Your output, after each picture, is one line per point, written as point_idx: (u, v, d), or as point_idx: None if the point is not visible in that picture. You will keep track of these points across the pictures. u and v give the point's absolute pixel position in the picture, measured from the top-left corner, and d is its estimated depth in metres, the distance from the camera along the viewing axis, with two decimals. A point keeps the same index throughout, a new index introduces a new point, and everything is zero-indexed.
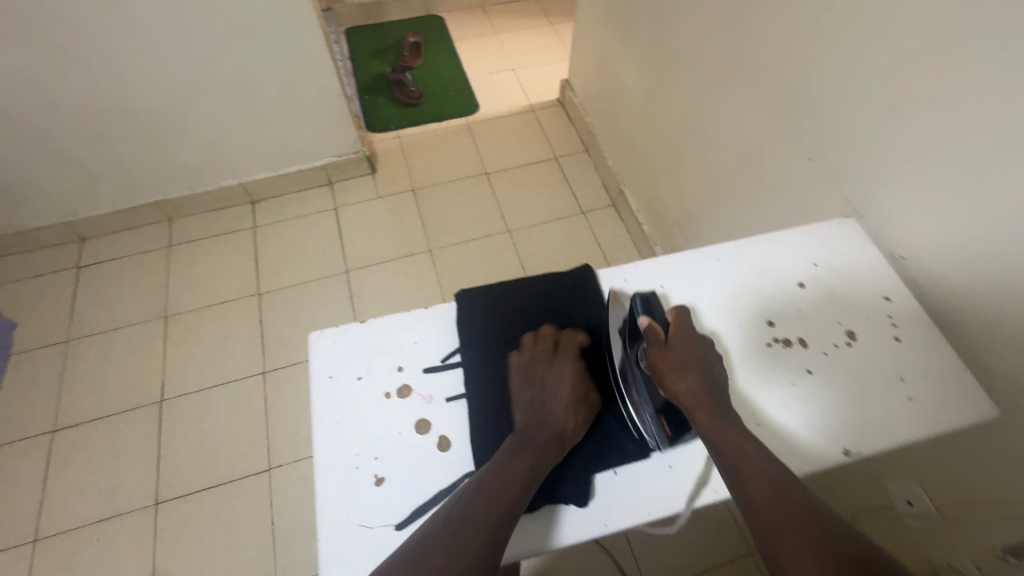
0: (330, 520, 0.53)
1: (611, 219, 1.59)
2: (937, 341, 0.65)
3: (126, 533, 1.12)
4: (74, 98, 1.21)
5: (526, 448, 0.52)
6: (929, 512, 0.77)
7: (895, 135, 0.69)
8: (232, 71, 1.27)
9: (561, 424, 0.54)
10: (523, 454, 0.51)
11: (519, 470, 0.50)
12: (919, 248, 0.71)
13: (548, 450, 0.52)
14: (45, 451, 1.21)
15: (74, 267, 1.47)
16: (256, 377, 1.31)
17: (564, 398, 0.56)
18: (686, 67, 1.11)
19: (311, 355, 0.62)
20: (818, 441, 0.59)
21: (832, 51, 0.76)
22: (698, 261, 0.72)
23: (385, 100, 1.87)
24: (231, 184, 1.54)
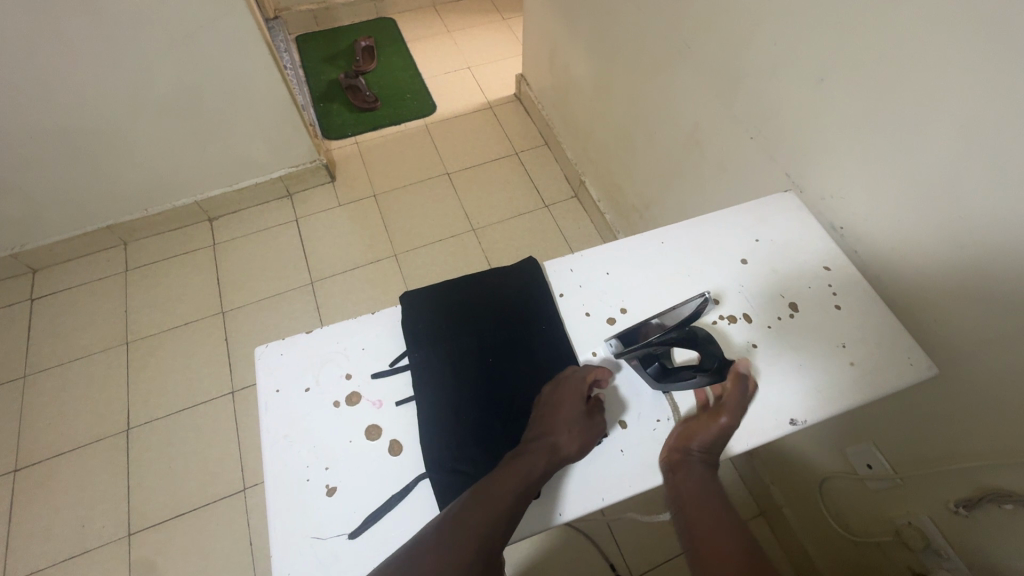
0: (282, 536, 0.52)
1: (574, 210, 1.59)
2: (876, 305, 0.67)
3: (99, 567, 1.10)
4: (8, 125, 1.17)
5: (516, 464, 0.52)
6: (886, 473, 0.79)
7: (827, 106, 0.71)
8: (175, 86, 1.24)
9: (560, 440, 0.54)
10: (511, 474, 0.51)
11: (506, 487, 0.50)
12: (856, 217, 0.72)
13: (536, 471, 0.52)
14: (8, 491, 1.17)
15: (27, 299, 1.43)
16: (225, 397, 1.29)
17: (565, 416, 0.55)
18: (629, 53, 1.12)
19: (257, 370, 0.62)
20: (765, 414, 0.60)
21: (762, 27, 0.77)
22: (644, 246, 0.72)
23: (340, 105, 1.85)
24: (186, 202, 1.51)
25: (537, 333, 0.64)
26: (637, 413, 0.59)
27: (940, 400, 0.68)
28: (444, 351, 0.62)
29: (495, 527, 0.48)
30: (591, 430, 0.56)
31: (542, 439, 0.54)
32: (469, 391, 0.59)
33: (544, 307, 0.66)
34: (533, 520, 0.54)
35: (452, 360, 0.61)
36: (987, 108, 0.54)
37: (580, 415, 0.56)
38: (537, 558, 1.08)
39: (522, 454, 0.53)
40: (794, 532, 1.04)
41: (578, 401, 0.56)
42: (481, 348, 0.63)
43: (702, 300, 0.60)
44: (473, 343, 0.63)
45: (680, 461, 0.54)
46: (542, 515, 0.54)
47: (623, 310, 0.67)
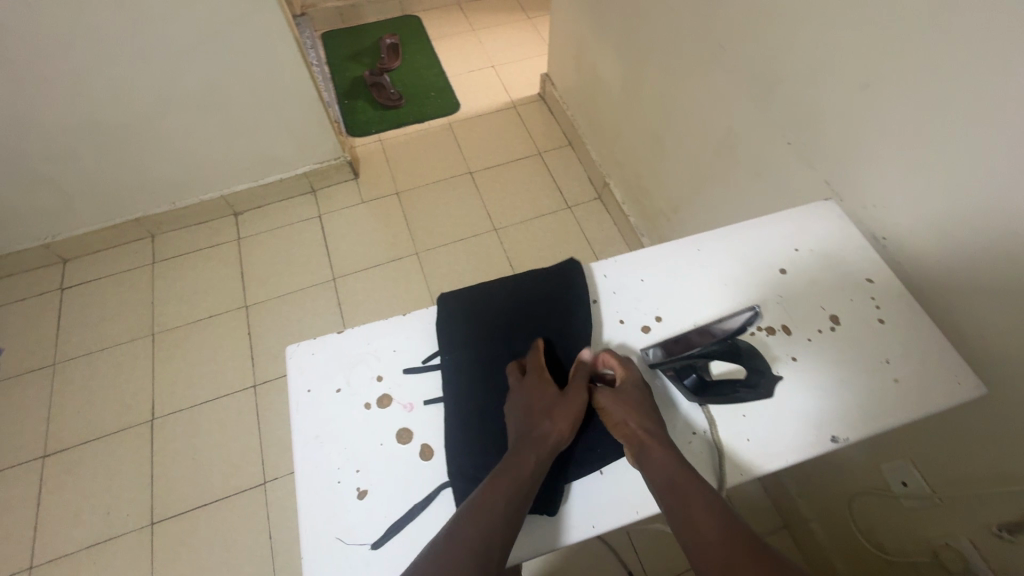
0: (311, 538, 0.52)
1: (598, 212, 1.58)
2: (921, 319, 0.65)
3: (123, 554, 1.11)
4: (43, 117, 1.19)
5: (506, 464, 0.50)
6: (923, 492, 0.76)
7: (871, 112, 0.69)
8: (204, 81, 1.25)
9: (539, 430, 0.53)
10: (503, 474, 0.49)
11: (498, 490, 0.48)
12: (900, 228, 0.70)
13: (528, 465, 0.50)
14: (37, 476, 1.20)
15: (57, 289, 1.46)
16: (248, 391, 1.30)
17: (540, 405, 0.54)
18: (661, 54, 1.10)
19: (288, 369, 0.62)
20: (805, 429, 0.58)
21: (804, 30, 0.75)
22: (679, 252, 0.71)
23: (364, 102, 1.85)
24: (212, 196, 1.53)
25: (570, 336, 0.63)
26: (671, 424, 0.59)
27: (986, 420, 0.65)
28: (476, 354, 0.61)
29: (496, 534, 0.46)
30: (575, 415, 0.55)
31: (521, 433, 0.53)
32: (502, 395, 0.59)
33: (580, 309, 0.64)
34: (532, 538, 0.52)
35: (484, 363, 0.61)
36: None
37: (552, 400, 0.55)
38: (557, 564, 1.08)
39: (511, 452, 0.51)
40: (821, 546, 1.02)
41: (543, 387, 0.56)
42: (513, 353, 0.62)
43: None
44: (503, 346, 0.63)
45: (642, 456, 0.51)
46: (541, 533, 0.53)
47: (658, 318, 0.65)
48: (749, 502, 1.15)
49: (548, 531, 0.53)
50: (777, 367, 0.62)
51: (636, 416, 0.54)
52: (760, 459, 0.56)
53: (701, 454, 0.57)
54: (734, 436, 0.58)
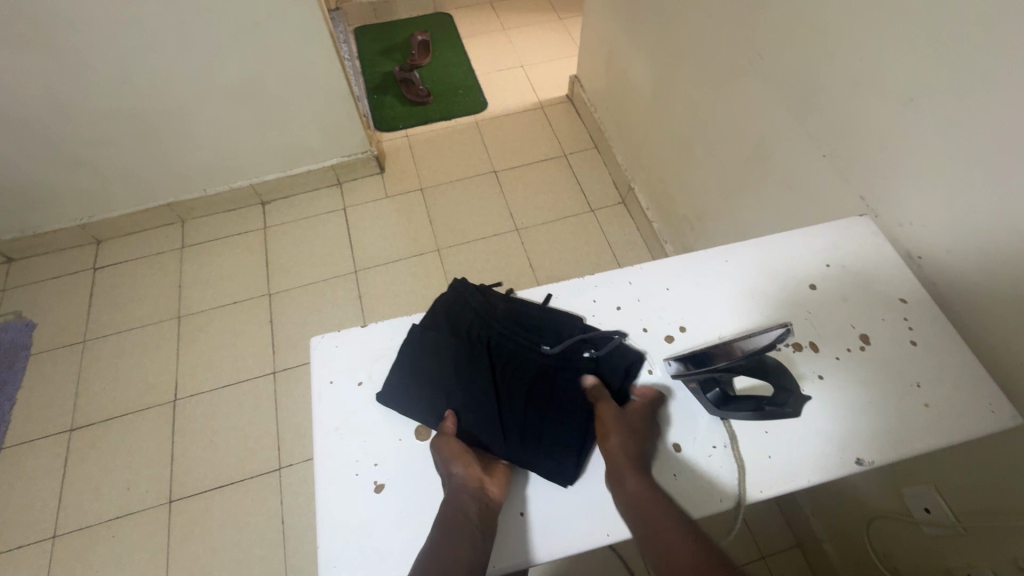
0: (328, 528, 0.53)
1: (621, 216, 1.57)
2: (954, 343, 0.63)
3: (141, 530, 1.14)
4: (85, 101, 1.23)
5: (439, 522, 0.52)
6: (947, 520, 0.74)
7: (911, 129, 0.67)
8: (240, 72, 1.28)
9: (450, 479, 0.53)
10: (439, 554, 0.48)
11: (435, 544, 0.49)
12: (936, 247, 0.68)
13: (460, 538, 0.49)
14: (63, 449, 1.24)
15: (90, 269, 1.50)
16: (267, 377, 1.32)
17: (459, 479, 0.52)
18: (695, 60, 1.08)
19: (312, 359, 0.63)
20: (829, 449, 0.57)
21: (845, 41, 0.73)
22: (706, 262, 0.70)
23: (393, 98, 1.87)
24: (241, 185, 1.55)
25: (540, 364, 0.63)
26: (692, 437, 0.58)
27: (1013, 451, 0.63)
28: (440, 372, 0.61)
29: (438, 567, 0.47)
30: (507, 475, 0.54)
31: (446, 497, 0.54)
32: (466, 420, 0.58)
33: (556, 330, 0.65)
34: (538, 540, 0.52)
35: (442, 385, 0.60)
36: None
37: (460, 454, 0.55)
38: (564, 567, 1.08)
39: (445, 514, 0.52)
40: (834, 568, 1.00)
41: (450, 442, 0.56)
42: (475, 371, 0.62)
43: (781, 332, 0.51)
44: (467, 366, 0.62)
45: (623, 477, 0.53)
46: (548, 536, 0.52)
47: (683, 329, 0.65)
48: (762, 519, 1.13)
49: (558, 536, 0.52)
50: (801, 383, 0.61)
51: (627, 434, 0.55)
52: (783, 477, 0.55)
53: (721, 468, 0.56)
54: (755, 452, 0.57)
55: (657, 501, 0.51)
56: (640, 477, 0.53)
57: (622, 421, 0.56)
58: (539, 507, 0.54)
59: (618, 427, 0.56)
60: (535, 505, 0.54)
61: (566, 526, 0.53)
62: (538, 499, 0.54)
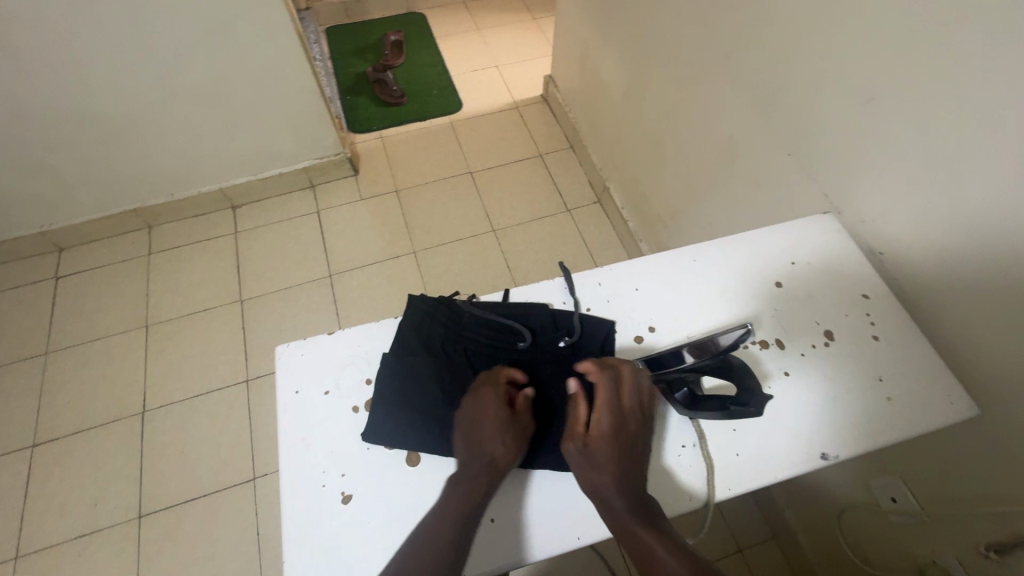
0: (294, 541, 0.52)
1: (597, 216, 1.57)
2: (915, 336, 0.64)
3: (110, 546, 1.11)
4: (42, 105, 1.18)
5: (458, 488, 0.51)
6: (913, 509, 0.76)
7: (871, 128, 0.69)
8: (206, 74, 1.25)
9: (492, 460, 0.52)
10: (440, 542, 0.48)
11: (451, 514, 0.49)
12: (897, 243, 0.69)
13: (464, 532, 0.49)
14: (25, 465, 1.19)
15: (52, 278, 1.45)
16: (240, 386, 1.30)
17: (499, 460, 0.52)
18: (665, 59, 1.09)
19: (277, 369, 0.61)
20: (795, 446, 0.57)
21: (807, 41, 0.75)
22: (674, 262, 0.71)
23: (367, 99, 1.84)
24: (210, 189, 1.52)
25: (518, 371, 0.62)
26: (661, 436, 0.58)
27: (972, 440, 0.65)
28: (409, 383, 0.59)
29: (461, 548, 0.48)
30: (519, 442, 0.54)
31: (468, 461, 0.53)
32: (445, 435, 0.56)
33: (533, 338, 0.64)
34: (509, 545, 0.52)
35: (411, 396, 0.58)
36: None
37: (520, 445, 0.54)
38: (545, 569, 1.07)
39: (459, 482, 0.52)
40: (808, 559, 1.01)
41: (526, 433, 0.55)
42: (457, 387, 0.60)
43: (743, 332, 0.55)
44: (448, 382, 0.60)
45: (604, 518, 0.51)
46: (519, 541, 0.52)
47: (651, 329, 0.65)
48: (738, 512, 1.15)
49: (529, 539, 0.52)
50: (766, 380, 0.61)
51: (598, 472, 0.52)
52: (751, 475, 0.56)
53: (690, 466, 0.56)
54: (722, 451, 0.57)
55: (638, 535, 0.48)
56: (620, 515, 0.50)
57: (592, 455, 0.53)
58: (510, 513, 0.53)
59: (588, 464, 0.52)
60: (506, 511, 0.53)
61: (541, 529, 0.52)
62: (509, 503, 0.54)
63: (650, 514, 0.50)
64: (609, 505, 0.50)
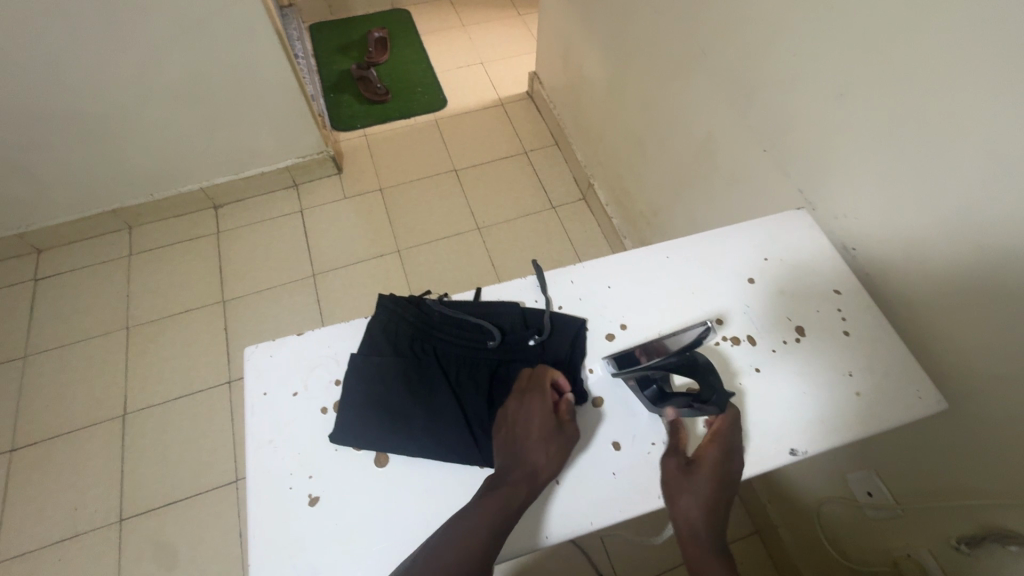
0: (260, 543, 0.51)
1: (582, 213, 1.57)
2: (885, 331, 0.64)
3: (91, 550, 1.10)
4: (15, 104, 1.16)
5: (497, 491, 0.50)
6: (887, 502, 0.76)
7: (843, 124, 0.69)
8: (184, 72, 1.23)
9: (533, 469, 0.52)
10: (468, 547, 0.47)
11: (490, 516, 0.49)
12: (869, 239, 0.70)
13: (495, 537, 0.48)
14: (4, 470, 1.18)
15: (30, 280, 1.43)
16: (222, 387, 1.29)
17: (542, 472, 0.52)
18: (644, 55, 1.09)
19: (245, 371, 0.61)
20: (765, 442, 0.58)
21: (781, 37, 0.74)
22: (648, 259, 0.71)
23: (351, 97, 1.83)
24: (191, 188, 1.50)
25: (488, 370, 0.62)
26: (631, 435, 0.58)
27: (943, 434, 0.66)
28: (377, 384, 0.59)
29: (494, 550, 0.48)
30: (561, 451, 0.54)
31: (511, 466, 0.52)
32: (412, 436, 0.56)
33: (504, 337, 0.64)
34: None
35: (379, 397, 0.58)
36: (1009, 135, 0.52)
37: (562, 457, 0.54)
38: (529, 566, 1.07)
39: (499, 485, 0.51)
40: (789, 552, 1.02)
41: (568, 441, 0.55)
42: (426, 387, 0.60)
43: (704, 328, 0.58)
44: (416, 382, 0.60)
45: (684, 545, 0.51)
46: None
47: (623, 326, 0.65)
48: None
49: None
50: (736, 376, 0.61)
51: (694, 496, 0.52)
52: None
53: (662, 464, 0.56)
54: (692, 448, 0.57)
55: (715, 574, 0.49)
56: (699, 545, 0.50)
57: (694, 479, 0.53)
58: None
59: (685, 484, 0.53)
60: None
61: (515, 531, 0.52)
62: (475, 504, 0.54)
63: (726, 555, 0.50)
64: (693, 531, 0.51)
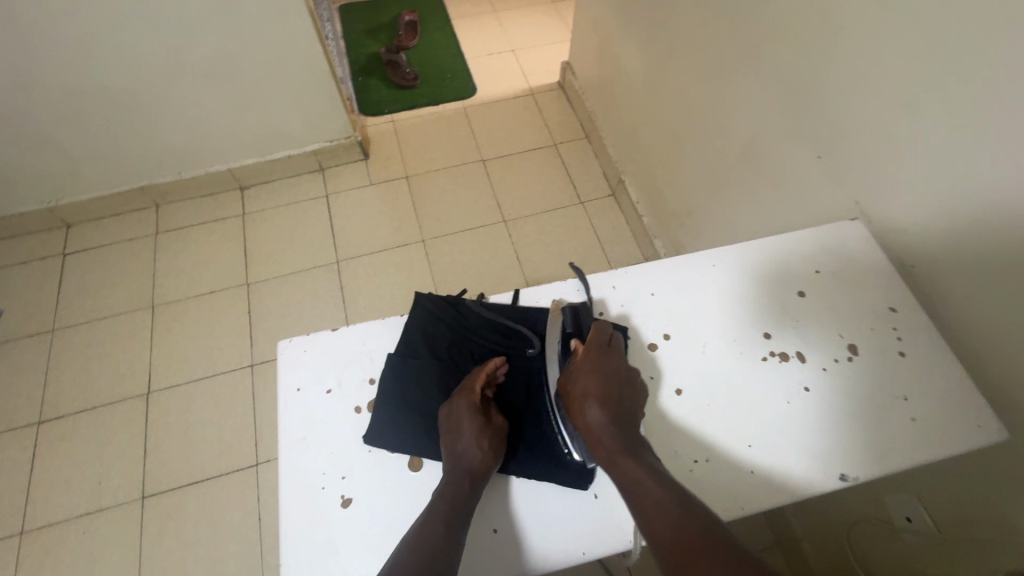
0: (292, 543, 0.50)
1: (610, 209, 1.54)
2: (944, 354, 0.61)
3: (114, 525, 1.12)
4: (48, 78, 1.16)
5: (441, 494, 0.50)
6: (928, 530, 0.73)
7: (909, 133, 0.65)
8: (215, 52, 1.22)
9: (470, 461, 0.51)
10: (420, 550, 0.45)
11: (436, 519, 0.47)
12: (929, 256, 0.66)
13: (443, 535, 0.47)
14: (32, 441, 1.20)
15: (59, 254, 1.44)
16: (244, 370, 1.29)
17: (475, 468, 0.51)
18: (688, 50, 1.05)
19: (279, 365, 0.60)
20: (812, 464, 0.55)
21: (842, 37, 0.70)
22: (693, 266, 0.68)
23: (379, 81, 1.81)
24: (219, 169, 1.50)
25: (525, 376, 0.61)
26: (674, 450, 0.56)
27: (1001, 465, 0.62)
28: (415, 387, 0.58)
29: (448, 551, 0.46)
30: (496, 445, 0.53)
31: (448, 464, 0.52)
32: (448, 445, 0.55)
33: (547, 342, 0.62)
34: (510, 560, 0.50)
35: (419, 400, 0.57)
36: None
37: (498, 448, 0.53)
38: None
39: (440, 489, 0.50)
40: (812, 568, 0.99)
41: (501, 435, 0.54)
42: None
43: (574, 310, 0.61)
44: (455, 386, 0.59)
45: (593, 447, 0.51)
46: (522, 552, 0.51)
47: (666, 336, 0.63)
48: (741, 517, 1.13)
49: (532, 553, 0.51)
50: (782, 394, 0.59)
51: (590, 399, 0.52)
52: (766, 493, 0.54)
53: (703, 484, 0.54)
54: (736, 467, 0.55)
55: (627, 467, 0.48)
56: (607, 443, 0.50)
57: (580, 389, 0.54)
58: (513, 524, 0.52)
59: (574, 395, 0.53)
60: (510, 522, 0.52)
61: (547, 544, 0.51)
62: (512, 515, 0.52)
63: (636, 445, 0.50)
64: (595, 435, 0.51)
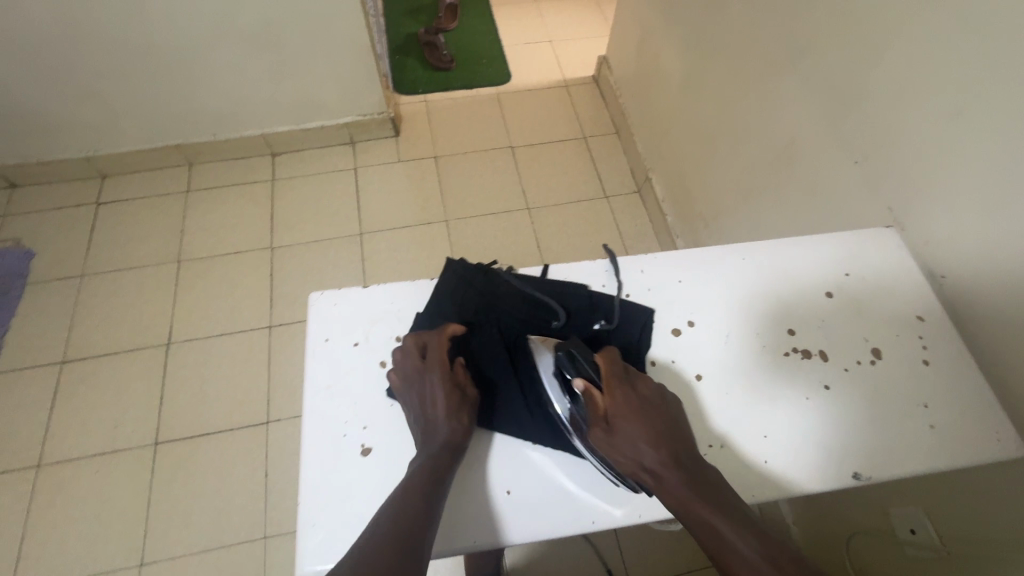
0: (310, 486, 0.52)
1: (634, 206, 1.54)
2: (967, 366, 0.61)
3: (126, 467, 1.15)
4: (97, 30, 1.19)
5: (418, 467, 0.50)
6: (931, 542, 0.73)
7: (952, 145, 0.64)
8: (259, 18, 1.24)
9: (449, 436, 0.52)
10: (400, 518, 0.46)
11: (414, 489, 0.48)
12: (962, 269, 0.65)
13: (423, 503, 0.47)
14: (54, 380, 1.23)
15: (93, 203, 1.48)
16: (262, 330, 1.31)
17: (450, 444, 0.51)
18: (731, 49, 1.04)
19: (309, 315, 0.61)
20: (825, 461, 0.56)
21: (892, 44, 0.70)
22: (721, 258, 0.68)
23: (415, 61, 1.82)
24: (253, 133, 1.52)
25: None
26: None
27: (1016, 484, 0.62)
28: None
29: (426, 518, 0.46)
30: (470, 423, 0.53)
31: (424, 439, 0.52)
32: None
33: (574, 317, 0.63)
34: (521, 522, 0.51)
35: None
36: None
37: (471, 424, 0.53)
38: (538, 554, 1.07)
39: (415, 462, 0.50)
40: None
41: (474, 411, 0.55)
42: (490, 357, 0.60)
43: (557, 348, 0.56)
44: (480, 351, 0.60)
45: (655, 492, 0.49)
46: (534, 516, 0.52)
47: (690, 323, 0.63)
48: None
49: (542, 517, 0.52)
50: (801, 390, 0.59)
51: (638, 442, 0.50)
52: (777, 483, 0.55)
53: None
54: (749, 455, 0.56)
55: (702, 514, 0.46)
56: (672, 486, 0.48)
57: (621, 431, 0.51)
58: (526, 487, 0.53)
59: (623, 445, 0.50)
60: (523, 486, 0.53)
61: (559, 510, 0.52)
62: (525, 480, 0.53)
63: (703, 481, 0.48)
64: (660, 481, 0.48)
